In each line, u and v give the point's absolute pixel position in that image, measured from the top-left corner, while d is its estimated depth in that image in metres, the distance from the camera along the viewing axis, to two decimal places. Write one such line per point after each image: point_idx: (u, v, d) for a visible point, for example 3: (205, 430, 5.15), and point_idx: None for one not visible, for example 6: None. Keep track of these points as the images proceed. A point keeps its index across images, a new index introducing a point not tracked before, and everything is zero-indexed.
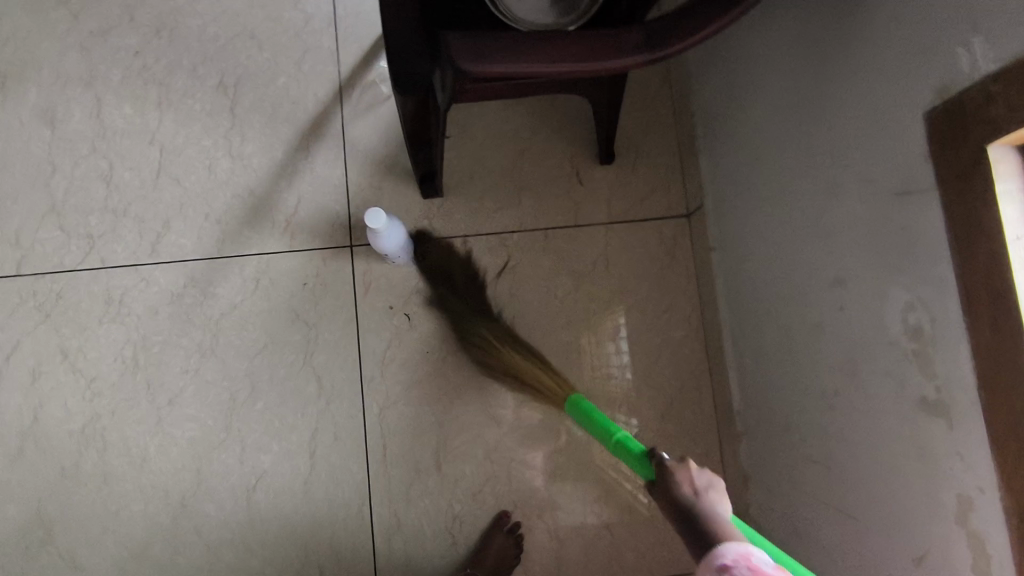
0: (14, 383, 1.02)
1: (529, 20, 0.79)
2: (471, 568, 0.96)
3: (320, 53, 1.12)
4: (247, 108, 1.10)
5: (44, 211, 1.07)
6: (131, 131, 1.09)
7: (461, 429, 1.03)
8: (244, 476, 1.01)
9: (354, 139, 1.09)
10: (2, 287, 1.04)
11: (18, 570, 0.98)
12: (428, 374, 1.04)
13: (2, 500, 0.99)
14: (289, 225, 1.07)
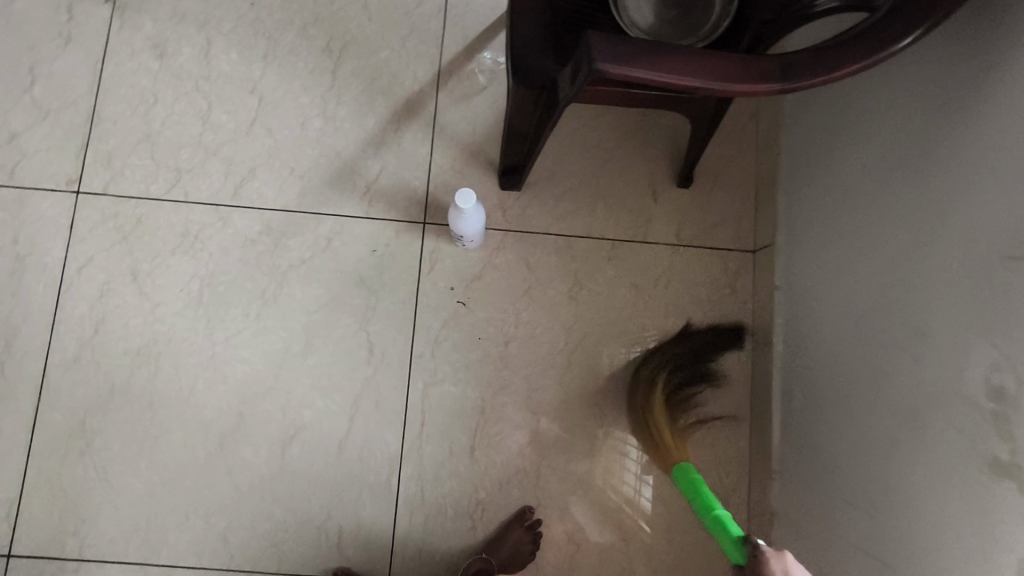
0: (82, 295, 1.05)
1: (647, 32, 0.84)
2: (487, 556, 0.98)
3: (426, 34, 1.15)
4: (348, 75, 1.14)
5: (139, 138, 1.11)
6: (236, 77, 1.13)
7: (498, 418, 1.05)
8: (284, 425, 1.03)
9: (445, 121, 1.13)
10: (86, 202, 1.08)
11: (51, 475, 1.01)
12: (476, 360, 1.06)
13: (50, 404, 1.02)
14: (369, 192, 1.10)
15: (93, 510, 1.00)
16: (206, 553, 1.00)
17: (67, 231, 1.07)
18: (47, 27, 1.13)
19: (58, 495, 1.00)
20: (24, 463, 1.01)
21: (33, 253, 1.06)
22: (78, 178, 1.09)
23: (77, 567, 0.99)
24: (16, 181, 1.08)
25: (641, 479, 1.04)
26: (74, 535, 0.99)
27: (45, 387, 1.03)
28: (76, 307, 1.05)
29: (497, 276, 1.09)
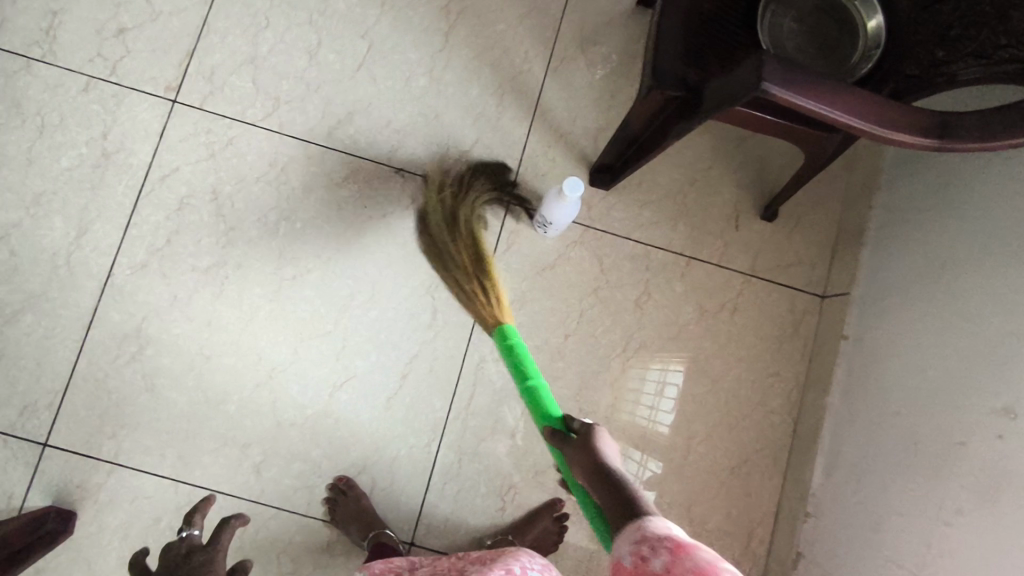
0: (162, 203, 1.05)
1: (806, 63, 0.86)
2: (513, 537, 1.00)
3: (546, 15, 1.14)
4: (461, 40, 1.13)
5: (244, 58, 1.09)
6: (350, 18, 1.12)
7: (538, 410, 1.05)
8: (335, 372, 1.03)
9: (548, 106, 1.12)
10: (181, 113, 1.07)
11: (99, 375, 1.01)
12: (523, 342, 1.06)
13: (110, 305, 1.02)
14: (460, 161, 1.10)
15: (134, 416, 1.01)
16: (238, 481, 1.00)
17: (157, 137, 1.06)
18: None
19: (103, 394, 1.01)
20: (75, 356, 1.01)
21: (120, 152, 1.06)
22: (177, 87, 1.08)
23: (112, 468, 1.00)
24: (117, 77, 1.07)
25: None
26: (111, 437, 1.00)
27: (108, 286, 1.03)
28: (151, 214, 1.05)
29: (569, 269, 1.08)
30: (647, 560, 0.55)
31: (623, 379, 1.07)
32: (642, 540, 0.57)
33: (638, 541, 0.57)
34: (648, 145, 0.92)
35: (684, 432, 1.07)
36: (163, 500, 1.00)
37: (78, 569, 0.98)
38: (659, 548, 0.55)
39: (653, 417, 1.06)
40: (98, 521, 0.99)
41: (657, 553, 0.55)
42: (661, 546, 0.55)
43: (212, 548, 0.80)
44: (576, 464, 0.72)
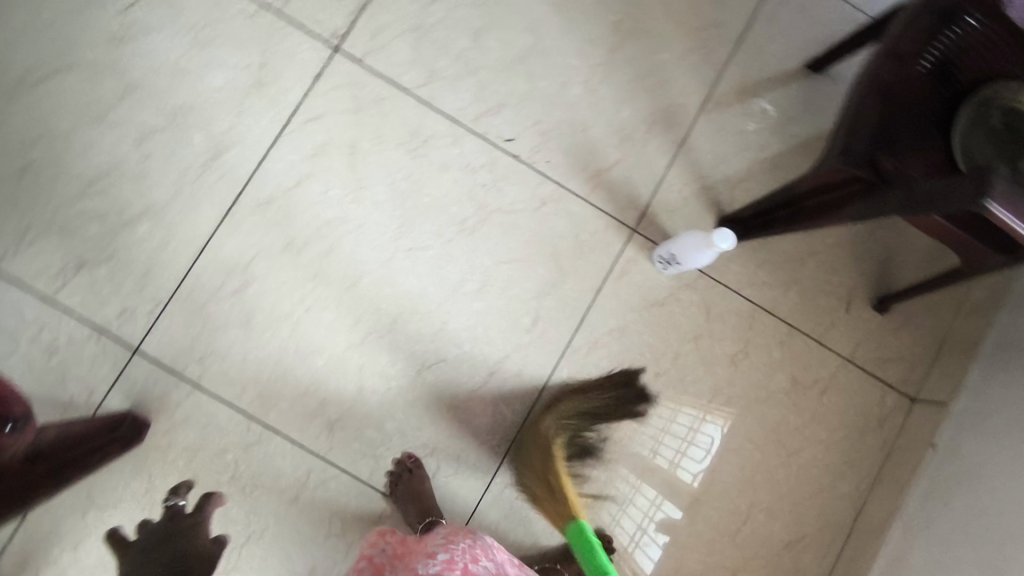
0: (300, 147, 1.04)
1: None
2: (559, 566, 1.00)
3: (716, 52, 1.11)
4: (625, 59, 1.10)
5: (411, 23, 1.08)
6: (523, 5, 1.09)
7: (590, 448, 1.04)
8: (426, 353, 1.04)
9: (696, 145, 1.10)
10: (339, 64, 1.06)
11: (202, 298, 1.01)
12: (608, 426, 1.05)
13: (226, 232, 1.02)
14: (595, 178, 1.08)
15: (226, 346, 1.01)
16: (310, 434, 1.01)
17: (310, 81, 1.06)
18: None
19: (202, 317, 1.01)
20: (184, 274, 1.01)
21: (271, 86, 1.05)
22: (342, 35, 1.07)
23: (194, 390, 1.01)
24: (285, 11, 1.06)
25: (647, 534, 1.04)
26: (201, 360, 1.01)
27: (230, 214, 1.02)
28: (286, 154, 1.04)
29: (676, 310, 1.08)
30: None
31: (661, 420, 1.06)
32: None
33: None
34: (794, 219, 0.93)
35: (747, 496, 1.06)
36: (235, 434, 1.01)
37: (140, 477, 0.99)
38: None
39: (677, 463, 1.06)
40: (169, 437, 1.00)
41: None
42: None
43: (197, 517, 0.94)
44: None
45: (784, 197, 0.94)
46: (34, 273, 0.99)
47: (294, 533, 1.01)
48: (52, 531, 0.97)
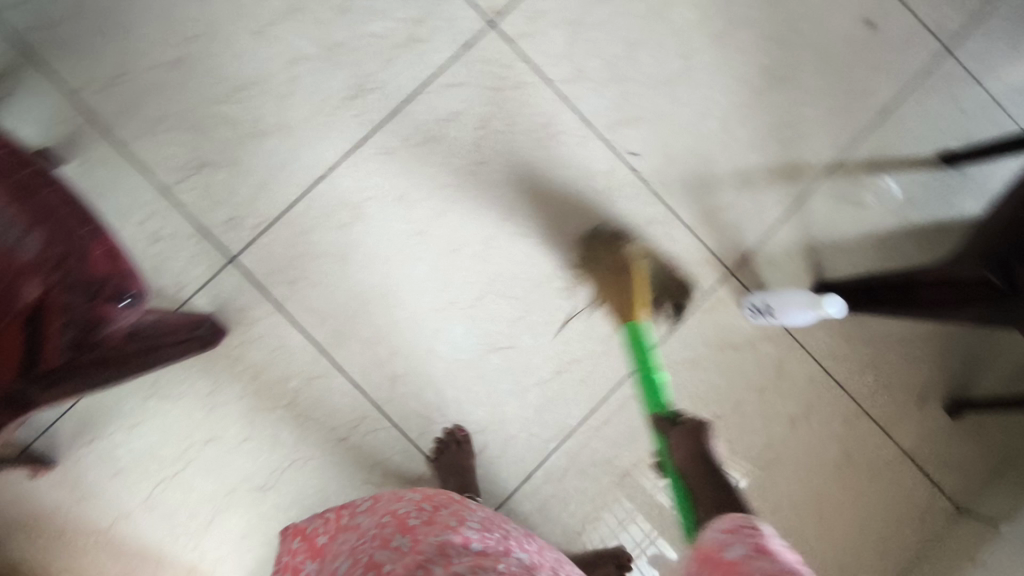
0: (433, 108, 1.06)
1: None
2: None
3: (857, 119, 1.10)
4: (766, 105, 1.10)
5: (568, 17, 1.08)
6: (682, 28, 1.09)
7: (610, 456, 1.06)
8: (501, 335, 1.05)
9: (812, 205, 1.09)
10: (491, 39, 1.07)
11: (307, 227, 1.04)
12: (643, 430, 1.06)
13: (345, 172, 1.05)
14: (706, 212, 1.08)
15: (317, 277, 1.04)
16: (373, 381, 1.04)
17: (458, 48, 1.07)
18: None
19: (302, 244, 1.04)
20: (296, 199, 1.04)
21: (422, 43, 1.06)
22: (499, 12, 1.07)
23: (276, 310, 1.03)
24: None
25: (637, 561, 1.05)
26: (289, 284, 1.04)
27: (353, 154, 1.05)
28: (418, 111, 1.06)
29: (751, 360, 1.08)
30: (729, 545, 0.65)
31: None
32: (731, 530, 0.67)
33: (727, 529, 0.68)
34: (897, 300, 0.93)
35: None
36: (303, 362, 1.03)
37: (207, 379, 1.02)
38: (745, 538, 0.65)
39: None
40: (241, 349, 1.03)
41: (740, 543, 0.65)
42: (747, 539, 0.65)
43: None
44: (677, 451, 0.91)
45: (892, 277, 0.95)
46: (159, 161, 1.03)
47: (335, 470, 1.03)
48: (114, 405, 1.01)
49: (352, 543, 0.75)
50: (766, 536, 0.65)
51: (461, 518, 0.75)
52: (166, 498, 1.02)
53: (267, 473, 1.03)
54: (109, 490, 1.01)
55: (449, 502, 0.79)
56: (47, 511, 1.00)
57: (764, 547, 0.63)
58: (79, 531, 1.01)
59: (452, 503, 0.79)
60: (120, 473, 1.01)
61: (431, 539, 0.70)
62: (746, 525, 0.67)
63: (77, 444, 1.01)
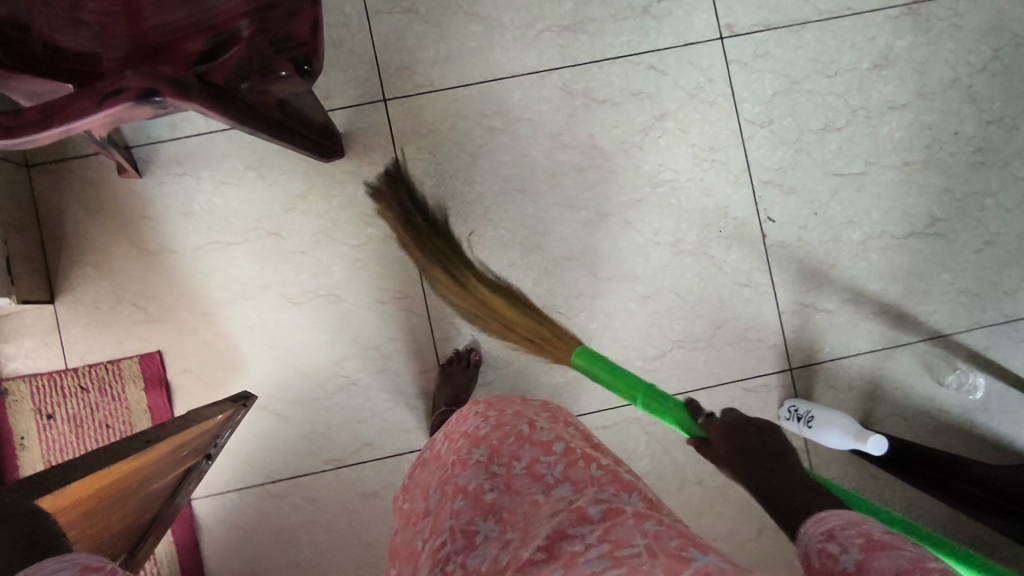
0: (628, 78, 1.08)
1: None
2: None
3: (983, 309, 1.09)
4: (914, 249, 1.09)
5: (791, 72, 1.08)
6: (880, 141, 1.09)
7: None
8: (564, 301, 1.07)
9: (900, 357, 1.08)
10: (713, 51, 1.08)
11: (461, 111, 1.07)
12: (630, 454, 1.07)
13: (522, 86, 1.07)
14: (802, 308, 1.08)
15: (443, 157, 1.07)
16: None
17: (681, 42, 1.08)
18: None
19: (449, 121, 1.07)
20: (466, 82, 1.07)
21: (654, 18, 1.08)
22: (735, 33, 1.08)
23: (393, 163, 1.07)
24: None
25: None
26: (417, 148, 1.07)
27: (538, 75, 1.08)
28: (613, 72, 1.08)
29: None
30: (838, 554, 0.55)
31: None
32: (830, 535, 0.58)
33: (829, 533, 0.58)
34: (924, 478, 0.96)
35: None
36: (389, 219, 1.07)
37: (302, 182, 1.06)
38: (852, 545, 0.55)
39: None
40: (346, 177, 1.06)
41: (846, 546, 0.55)
42: (853, 543, 0.55)
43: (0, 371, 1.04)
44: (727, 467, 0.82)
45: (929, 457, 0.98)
46: None
47: (358, 324, 1.06)
48: (218, 158, 1.06)
49: (437, 476, 0.67)
50: (874, 536, 0.55)
51: (530, 421, 0.67)
52: (210, 258, 1.06)
53: (301, 290, 1.06)
54: (169, 222, 1.06)
55: (515, 404, 0.70)
56: (111, 210, 1.05)
57: (875, 543, 0.54)
58: (125, 242, 1.05)
59: (519, 404, 0.70)
60: (187, 215, 1.06)
61: (517, 466, 0.61)
62: (846, 526, 0.58)
63: (169, 172, 1.06)
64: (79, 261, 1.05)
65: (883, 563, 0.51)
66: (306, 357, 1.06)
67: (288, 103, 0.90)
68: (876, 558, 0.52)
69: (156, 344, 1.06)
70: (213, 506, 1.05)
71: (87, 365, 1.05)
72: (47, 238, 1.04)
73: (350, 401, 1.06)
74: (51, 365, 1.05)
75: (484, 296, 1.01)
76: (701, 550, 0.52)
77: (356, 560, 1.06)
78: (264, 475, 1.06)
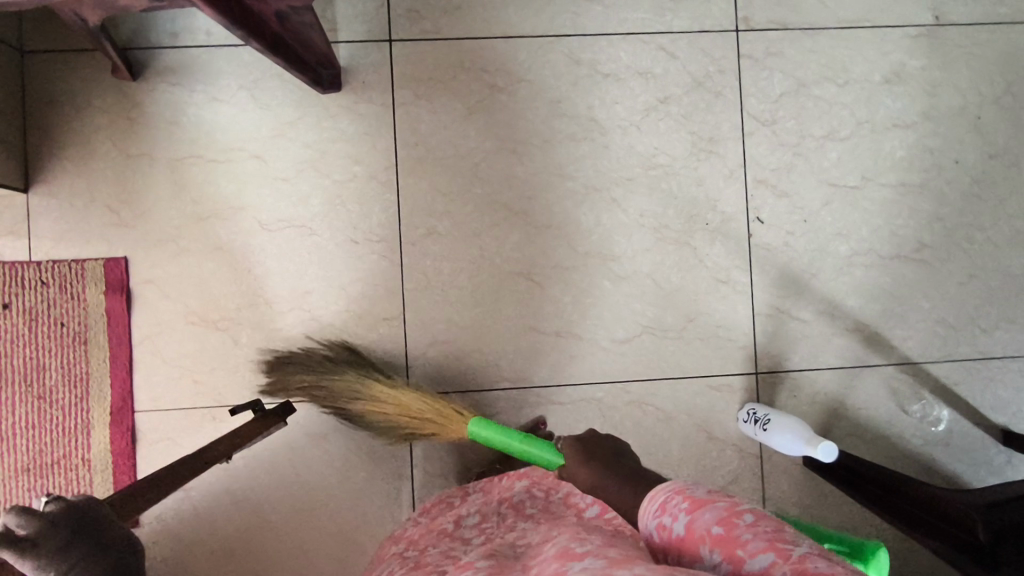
0: (637, 56, 1.07)
1: None
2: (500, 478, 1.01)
3: (959, 342, 1.07)
4: (899, 271, 1.07)
5: (801, 76, 1.07)
6: (880, 157, 1.07)
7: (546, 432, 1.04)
8: (539, 269, 1.06)
9: (868, 378, 1.06)
10: (726, 42, 1.07)
11: (465, 63, 1.06)
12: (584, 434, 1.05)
13: (529, 47, 1.06)
14: (778, 313, 1.06)
15: (440, 106, 1.06)
16: (414, 220, 1.05)
17: (695, 27, 1.07)
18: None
19: (450, 71, 1.06)
20: (473, 35, 1.06)
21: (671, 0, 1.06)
22: (751, 27, 1.07)
23: (388, 104, 1.05)
24: None
25: None
26: (415, 94, 1.05)
27: (546, 39, 1.06)
28: (623, 49, 1.06)
29: (711, 452, 1.05)
30: (670, 526, 0.53)
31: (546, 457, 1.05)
32: (660, 509, 0.55)
33: (660, 506, 0.55)
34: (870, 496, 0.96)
35: None
36: (375, 161, 1.05)
37: (295, 110, 1.05)
38: (676, 511, 0.53)
39: None
40: (339, 111, 1.05)
41: (676, 515, 0.53)
42: (679, 508, 0.53)
43: None
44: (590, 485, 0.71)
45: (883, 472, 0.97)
46: None
47: (329, 261, 1.05)
48: (214, 74, 1.05)
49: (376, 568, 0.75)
50: (695, 493, 0.54)
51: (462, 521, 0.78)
52: (190, 172, 1.05)
53: (277, 218, 1.05)
54: (155, 131, 1.04)
55: (448, 507, 0.84)
56: (99, 109, 1.04)
57: (696, 498, 0.53)
58: (109, 144, 1.04)
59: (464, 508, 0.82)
60: (174, 126, 1.05)
61: (433, 550, 0.71)
62: (676, 495, 0.55)
63: (162, 79, 1.04)
64: (59, 156, 1.04)
65: (729, 532, 0.49)
66: (272, 286, 1.05)
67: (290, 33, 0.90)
68: (701, 512, 0.51)
69: (123, 251, 1.04)
70: (155, 421, 1.04)
71: (51, 261, 1.03)
72: (31, 128, 1.03)
73: (309, 336, 1.05)
74: (14, 255, 1.03)
75: (401, 411, 0.94)
76: (575, 564, 0.51)
77: (290, 499, 1.04)
78: (211, 398, 1.04)
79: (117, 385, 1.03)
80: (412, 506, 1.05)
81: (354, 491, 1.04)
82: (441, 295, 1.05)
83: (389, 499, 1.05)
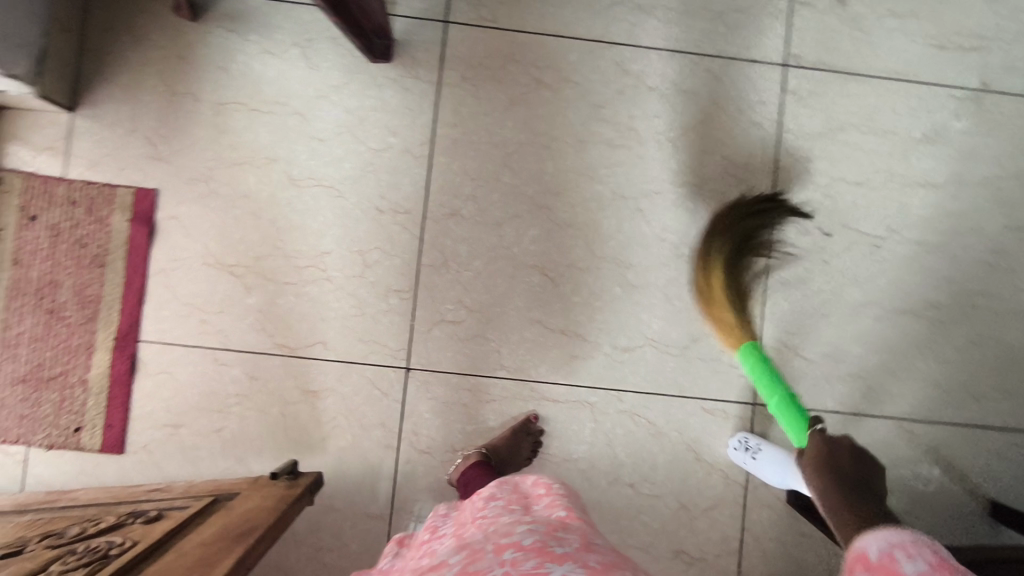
0: (683, 74, 1.08)
1: None
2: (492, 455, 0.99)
3: (959, 407, 1.07)
4: (910, 326, 1.07)
5: (840, 119, 1.08)
6: (908, 211, 1.08)
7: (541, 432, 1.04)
8: (555, 266, 1.07)
9: (863, 426, 1.06)
10: (772, 75, 1.08)
11: (516, 56, 1.08)
12: (572, 436, 1.06)
13: (581, 51, 1.08)
14: (784, 349, 1.07)
15: (484, 93, 1.07)
16: (441, 199, 1.07)
17: (745, 56, 1.08)
18: (963, 24, 1.09)
19: (500, 62, 1.07)
20: (528, 30, 1.08)
21: (726, 26, 1.08)
22: (799, 64, 1.08)
23: (434, 83, 1.07)
24: (799, 3, 1.08)
25: (439, 493, 1.05)
26: (461, 77, 1.07)
27: (599, 44, 1.08)
28: (672, 66, 1.08)
29: (696, 474, 1.05)
30: (897, 560, 0.52)
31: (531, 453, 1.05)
32: (897, 544, 0.53)
33: (892, 542, 0.54)
34: None
35: None
36: (412, 135, 1.07)
37: (343, 75, 1.07)
38: (916, 558, 0.51)
39: None
40: (386, 82, 1.07)
41: (912, 560, 0.51)
42: (921, 558, 0.51)
43: None
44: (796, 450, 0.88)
45: None
46: None
47: (351, 225, 1.06)
48: (271, 28, 1.07)
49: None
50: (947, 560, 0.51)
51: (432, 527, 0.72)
52: (233, 118, 1.07)
53: (309, 176, 1.06)
54: (205, 73, 1.07)
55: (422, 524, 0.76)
56: (156, 45, 1.06)
57: (946, 565, 0.50)
58: (160, 78, 1.06)
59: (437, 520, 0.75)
60: (225, 72, 1.07)
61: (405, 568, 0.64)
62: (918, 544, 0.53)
63: (221, 25, 1.07)
64: (110, 83, 1.06)
65: None
66: (293, 241, 1.06)
67: (355, 14, 0.92)
68: None
69: (154, 184, 1.06)
70: (156, 353, 1.05)
71: (84, 181, 1.05)
72: (86, 52, 1.06)
73: (320, 295, 1.06)
74: (47, 170, 1.05)
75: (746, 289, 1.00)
76: (556, 567, 0.52)
77: (274, 452, 1.05)
78: (214, 340, 1.06)
79: (125, 312, 1.05)
80: (393, 478, 1.05)
81: (338, 454, 1.05)
82: (456, 278, 1.06)
83: (370, 468, 1.05)
